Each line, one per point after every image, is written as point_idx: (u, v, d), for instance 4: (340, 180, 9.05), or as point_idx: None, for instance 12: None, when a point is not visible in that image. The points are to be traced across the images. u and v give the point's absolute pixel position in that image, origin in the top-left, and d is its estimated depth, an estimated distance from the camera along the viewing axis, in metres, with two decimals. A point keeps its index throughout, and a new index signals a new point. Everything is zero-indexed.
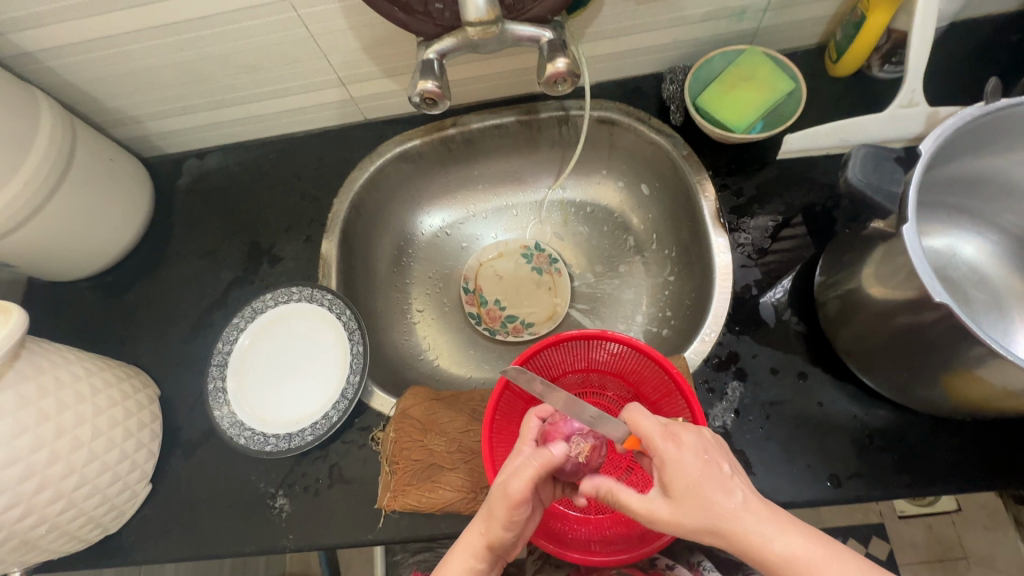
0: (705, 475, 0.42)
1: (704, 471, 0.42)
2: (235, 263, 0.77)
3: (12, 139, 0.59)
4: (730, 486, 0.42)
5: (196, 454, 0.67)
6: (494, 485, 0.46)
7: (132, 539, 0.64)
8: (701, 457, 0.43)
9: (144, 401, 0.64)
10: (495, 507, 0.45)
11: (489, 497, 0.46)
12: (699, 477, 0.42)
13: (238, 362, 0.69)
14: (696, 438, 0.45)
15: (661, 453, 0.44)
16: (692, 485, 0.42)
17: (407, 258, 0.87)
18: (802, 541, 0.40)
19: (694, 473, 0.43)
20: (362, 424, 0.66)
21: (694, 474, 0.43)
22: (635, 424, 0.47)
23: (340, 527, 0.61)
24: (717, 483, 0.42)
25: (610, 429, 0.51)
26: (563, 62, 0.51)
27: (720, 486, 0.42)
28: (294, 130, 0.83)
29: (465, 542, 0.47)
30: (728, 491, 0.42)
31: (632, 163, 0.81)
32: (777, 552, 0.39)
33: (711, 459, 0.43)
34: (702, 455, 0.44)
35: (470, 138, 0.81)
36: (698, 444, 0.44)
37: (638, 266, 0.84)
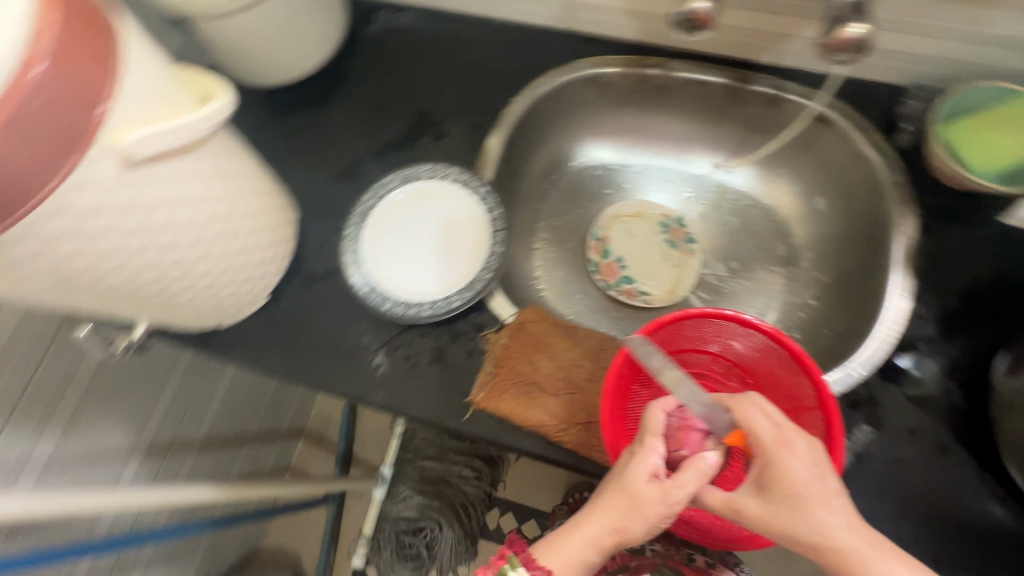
0: (812, 490, 0.43)
1: (809, 485, 0.43)
2: (399, 124, 0.76)
3: None
4: (830, 505, 0.42)
5: (315, 287, 0.69)
6: (643, 490, 0.46)
7: (239, 339, 0.67)
8: (813, 471, 0.43)
9: (289, 219, 0.66)
10: (648, 508, 0.46)
11: (634, 500, 0.47)
12: (807, 492, 0.43)
13: (379, 218, 0.70)
14: (808, 448, 0.44)
15: (773, 458, 0.44)
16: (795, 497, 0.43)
17: (550, 183, 0.85)
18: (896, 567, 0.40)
19: (800, 485, 0.43)
20: (474, 319, 0.66)
21: (800, 485, 0.43)
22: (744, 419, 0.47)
23: (428, 403, 0.62)
24: (820, 498, 0.42)
25: (717, 420, 0.49)
26: (859, 30, 0.46)
27: (824, 502, 0.42)
28: (495, 15, 0.80)
29: (590, 529, 0.49)
30: (833, 515, 0.42)
31: (819, 173, 0.76)
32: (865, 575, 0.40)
33: (822, 475, 0.44)
34: (816, 469, 0.44)
35: (667, 86, 0.76)
36: (812, 456, 0.44)
37: (778, 278, 0.79)
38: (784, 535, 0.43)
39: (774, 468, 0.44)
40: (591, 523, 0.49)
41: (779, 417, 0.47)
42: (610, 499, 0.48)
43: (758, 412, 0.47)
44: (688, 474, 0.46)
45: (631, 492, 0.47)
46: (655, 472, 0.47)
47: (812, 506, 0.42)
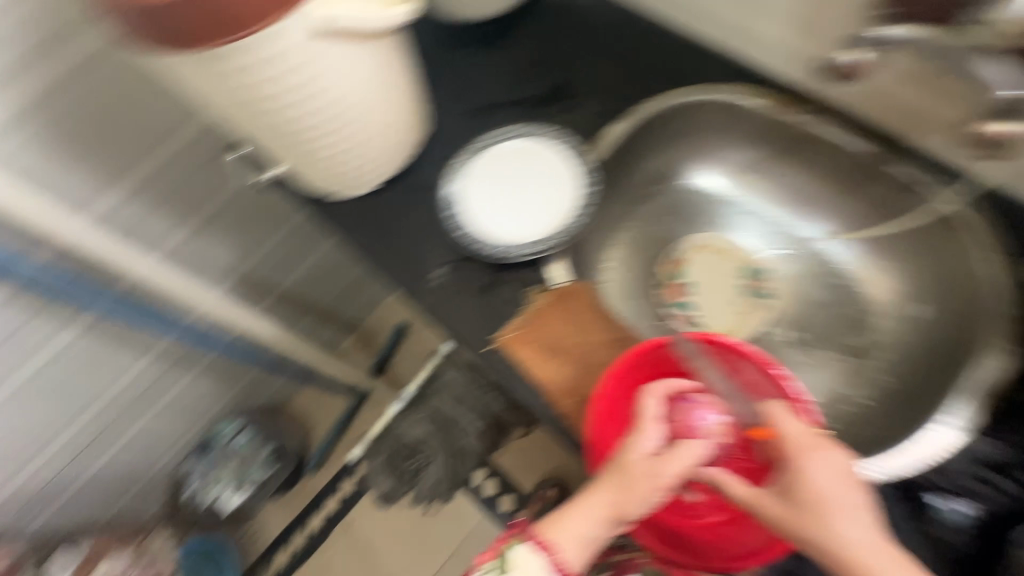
0: (827, 494, 0.48)
1: (824, 486, 0.49)
2: (537, 84, 0.82)
3: None
4: (841, 507, 0.48)
5: (412, 194, 0.78)
6: (636, 462, 0.55)
7: (341, 213, 0.79)
8: (832, 478, 0.49)
9: (414, 131, 0.76)
10: (637, 480, 0.54)
11: (634, 483, 0.54)
12: (813, 488, 0.49)
13: (486, 157, 0.77)
14: (825, 458, 0.50)
15: (800, 461, 0.50)
16: (811, 499, 0.48)
17: (656, 187, 0.85)
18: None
19: (814, 481, 0.49)
20: (528, 273, 0.71)
21: (813, 481, 0.49)
22: (776, 423, 0.52)
23: (458, 324, 0.69)
24: (832, 497, 0.48)
25: (740, 409, 0.57)
26: None
27: (835, 504, 0.48)
28: (666, 13, 0.81)
29: (594, 502, 0.55)
30: (842, 472, 0.49)
31: (930, 279, 0.71)
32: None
33: (841, 479, 0.49)
34: (827, 471, 0.49)
35: (807, 141, 0.75)
36: (838, 464, 0.49)
37: (841, 364, 0.76)
38: (801, 470, 0.50)
39: (797, 468, 0.50)
40: (600, 487, 0.55)
41: (811, 427, 0.52)
42: (614, 476, 0.55)
43: (788, 417, 0.52)
44: (681, 456, 0.54)
45: (628, 463, 0.55)
46: (650, 448, 0.55)
47: (827, 505, 0.48)
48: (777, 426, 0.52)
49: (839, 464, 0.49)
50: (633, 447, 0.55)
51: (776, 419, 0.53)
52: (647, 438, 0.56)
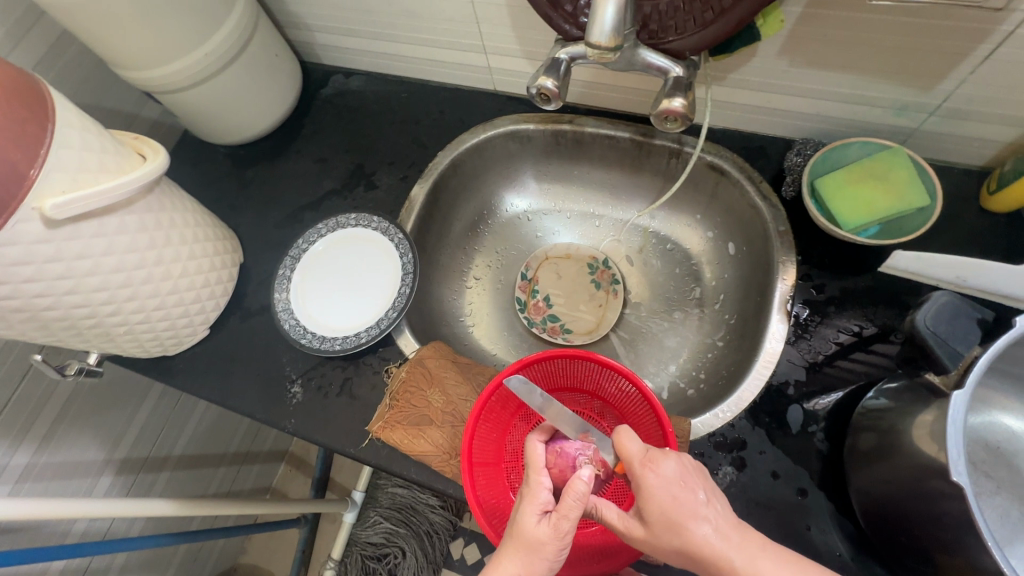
0: (681, 506, 0.45)
1: (676, 499, 0.45)
2: (338, 177, 0.86)
3: (208, 16, 0.70)
4: (699, 510, 0.44)
5: (250, 321, 0.77)
6: (534, 529, 0.47)
7: (181, 366, 0.76)
8: (678, 487, 0.46)
9: (227, 263, 0.75)
10: (545, 548, 0.46)
11: (531, 542, 0.46)
12: (666, 505, 0.45)
13: (308, 261, 0.78)
14: (665, 470, 0.47)
15: (642, 480, 0.47)
16: (666, 516, 0.45)
17: (484, 227, 0.91)
18: (773, 566, 0.42)
19: (663, 497, 0.46)
20: (383, 353, 0.72)
21: (663, 500, 0.46)
22: (619, 447, 0.50)
23: (332, 431, 0.68)
24: (685, 507, 0.45)
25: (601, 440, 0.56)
26: (680, 102, 0.51)
27: (689, 514, 0.44)
28: (431, 79, 0.89)
29: None
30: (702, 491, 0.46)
31: (727, 219, 0.78)
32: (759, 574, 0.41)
33: (688, 486, 0.46)
34: (681, 482, 0.46)
35: (581, 139, 0.82)
36: (679, 470, 0.47)
37: (693, 319, 0.82)
38: (668, 500, 0.45)
39: (646, 488, 0.47)
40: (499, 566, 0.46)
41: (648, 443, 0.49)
42: (515, 552, 0.46)
43: (629, 438, 0.50)
44: (571, 500, 0.46)
45: (527, 533, 0.47)
46: (540, 510, 0.47)
47: (683, 518, 0.44)
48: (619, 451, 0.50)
49: (682, 470, 0.47)
50: (528, 510, 0.48)
51: (619, 443, 0.50)
52: (533, 500, 0.48)
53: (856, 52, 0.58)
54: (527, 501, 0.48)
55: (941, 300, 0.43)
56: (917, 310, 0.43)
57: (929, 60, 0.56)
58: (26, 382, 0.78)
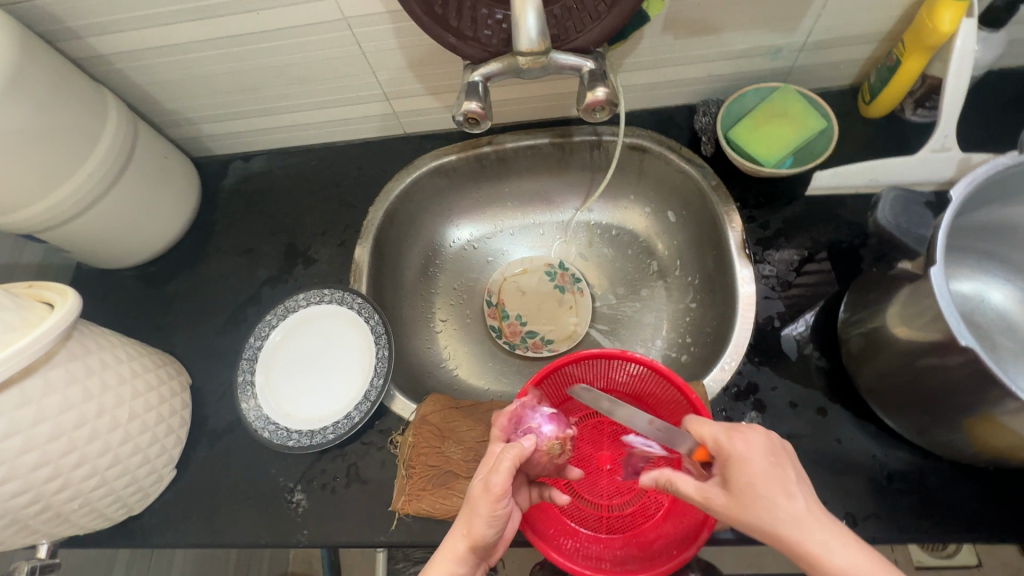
0: (774, 481, 0.41)
1: (767, 472, 0.41)
2: (271, 262, 0.80)
3: (83, 134, 0.64)
4: (792, 488, 0.41)
5: (221, 442, 0.69)
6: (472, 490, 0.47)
7: (154, 521, 0.66)
8: (767, 462, 0.42)
9: (176, 389, 0.67)
10: (476, 505, 0.45)
11: (470, 501, 0.46)
12: (757, 479, 0.41)
13: (267, 357, 0.72)
14: (753, 442, 0.43)
15: (728, 455, 0.43)
16: (754, 492, 0.41)
17: (434, 268, 0.89)
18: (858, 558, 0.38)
19: (753, 468, 0.42)
20: (381, 426, 0.67)
21: (755, 473, 0.41)
22: (694, 428, 0.46)
23: (354, 526, 0.62)
24: (775, 487, 0.40)
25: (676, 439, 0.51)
26: (602, 91, 0.54)
27: (780, 492, 0.40)
28: (337, 139, 0.87)
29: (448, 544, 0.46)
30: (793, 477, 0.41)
31: (660, 190, 0.83)
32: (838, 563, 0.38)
33: (782, 465, 0.42)
34: (769, 459, 0.42)
35: (504, 156, 0.83)
36: (767, 445, 0.43)
37: (661, 290, 0.85)
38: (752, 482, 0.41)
39: (734, 463, 0.42)
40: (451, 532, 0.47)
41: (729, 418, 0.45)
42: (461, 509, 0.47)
43: (704, 420, 0.46)
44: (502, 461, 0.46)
45: (468, 497, 0.47)
46: (482, 468, 0.48)
47: (772, 495, 0.40)
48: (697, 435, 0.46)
49: (774, 446, 0.43)
50: (478, 472, 0.49)
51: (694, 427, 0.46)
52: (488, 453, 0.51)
53: (728, 13, 0.64)
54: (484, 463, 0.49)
55: (890, 197, 0.47)
56: (874, 210, 0.47)
57: (787, 6, 0.63)
58: None
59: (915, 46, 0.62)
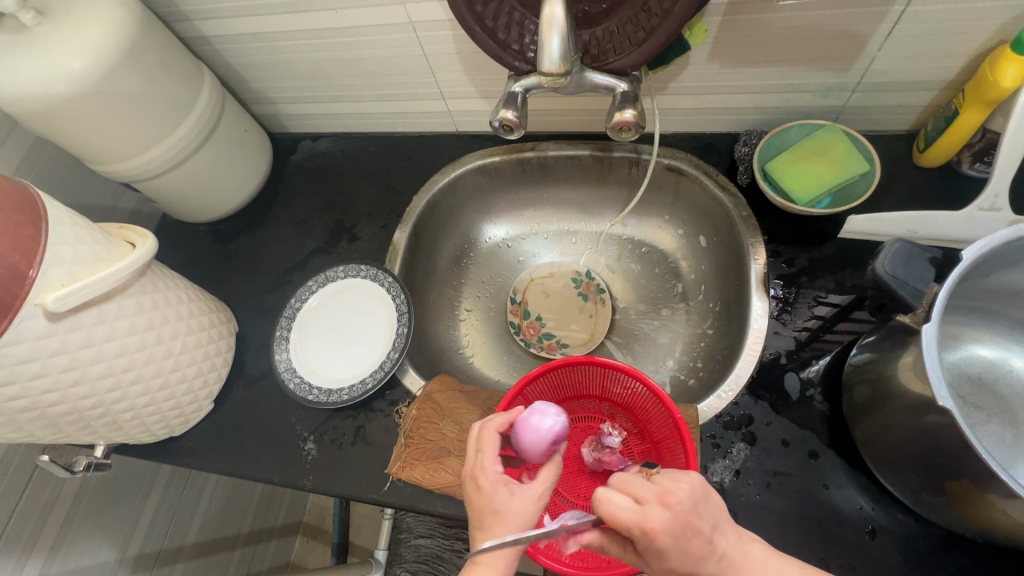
0: (693, 555, 0.40)
1: (682, 544, 0.40)
2: (321, 234, 0.89)
3: (180, 103, 0.74)
4: (708, 555, 0.40)
5: (254, 386, 0.78)
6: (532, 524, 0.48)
7: (190, 444, 0.75)
8: (682, 536, 0.40)
9: (223, 333, 0.77)
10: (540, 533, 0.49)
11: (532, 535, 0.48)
12: (679, 561, 0.40)
13: (304, 318, 0.80)
14: (671, 517, 0.39)
15: (648, 543, 0.40)
16: (681, 570, 0.40)
17: (467, 260, 0.95)
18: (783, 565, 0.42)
19: (672, 552, 0.40)
20: (391, 396, 0.74)
21: (673, 557, 0.40)
22: (607, 517, 0.41)
23: (354, 480, 0.68)
24: (696, 556, 0.40)
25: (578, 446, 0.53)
26: (631, 112, 0.56)
27: (699, 562, 0.40)
28: (396, 130, 0.94)
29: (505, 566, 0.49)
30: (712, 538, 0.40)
31: (693, 214, 0.83)
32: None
33: (698, 523, 0.40)
34: (683, 531, 0.40)
35: (545, 163, 0.87)
36: (682, 513, 0.40)
37: (681, 313, 0.85)
38: (681, 567, 0.40)
39: (660, 550, 0.40)
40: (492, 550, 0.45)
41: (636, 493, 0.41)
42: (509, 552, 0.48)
43: (617, 502, 0.41)
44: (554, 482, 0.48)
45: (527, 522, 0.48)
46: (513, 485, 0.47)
47: (698, 566, 0.40)
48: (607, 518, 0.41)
49: (682, 504, 0.40)
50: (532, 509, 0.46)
51: (604, 511, 0.41)
52: (501, 483, 0.47)
53: (777, 48, 0.64)
54: (506, 490, 0.47)
55: (894, 248, 0.47)
56: (875, 259, 0.47)
57: (839, 45, 0.63)
58: (31, 487, 0.76)
59: (973, 97, 0.60)
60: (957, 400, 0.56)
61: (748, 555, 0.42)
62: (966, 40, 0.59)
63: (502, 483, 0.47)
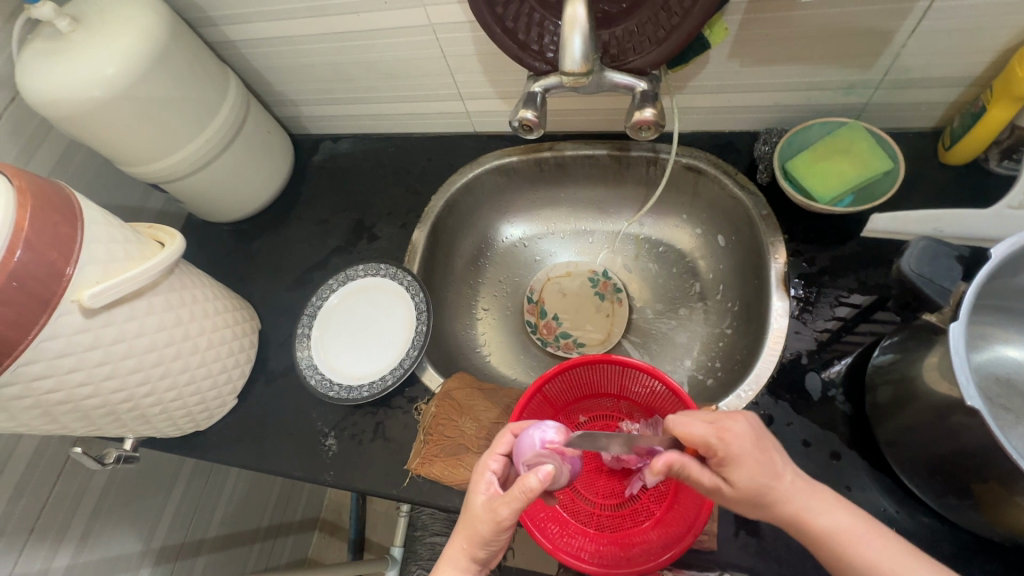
0: (766, 469, 0.45)
1: (756, 456, 0.45)
2: (341, 234, 0.90)
3: (207, 106, 0.76)
4: (779, 470, 0.46)
5: (276, 382, 0.80)
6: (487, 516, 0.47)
7: (214, 439, 0.77)
8: (756, 446, 0.45)
9: (246, 330, 0.79)
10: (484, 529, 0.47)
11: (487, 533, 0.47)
12: (757, 473, 0.45)
13: (325, 316, 0.81)
14: (744, 427, 0.46)
15: (726, 454, 0.45)
16: (759, 482, 0.45)
17: (484, 259, 0.95)
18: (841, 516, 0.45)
19: (748, 458, 0.45)
20: (410, 393, 0.75)
21: (750, 464, 0.45)
22: (683, 437, 0.46)
23: (373, 475, 0.69)
24: (769, 470, 0.45)
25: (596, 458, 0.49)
26: (650, 111, 0.56)
27: (773, 476, 0.45)
28: (414, 131, 0.95)
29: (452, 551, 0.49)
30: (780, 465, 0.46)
31: (711, 213, 0.83)
32: (835, 526, 0.44)
33: (766, 443, 0.47)
34: (755, 443, 0.45)
35: (563, 163, 0.87)
36: (752, 429, 0.47)
37: (699, 313, 0.85)
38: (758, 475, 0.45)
39: (737, 458, 0.45)
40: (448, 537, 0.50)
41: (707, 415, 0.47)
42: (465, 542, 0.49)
43: (690, 423, 0.46)
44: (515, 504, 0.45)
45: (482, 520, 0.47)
46: (491, 491, 0.49)
47: (774, 482, 0.45)
48: (686, 439, 0.46)
49: (752, 422, 0.47)
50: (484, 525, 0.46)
51: (681, 432, 0.46)
52: (484, 482, 0.49)
53: (799, 45, 0.64)
54: (483, 492, 0.49)
55: (919, 246, 0.47)
56: (899, 257, 0.47)
57: (863, 42, 0.62)
58: (62, 478, 0.79)
59: (1001, 93, 0.58)
60: (986, 402, 0.55)
61: (813, 493, 0.46)
62: (993, 35, 0.58)
63: (483, 476, 0.50)
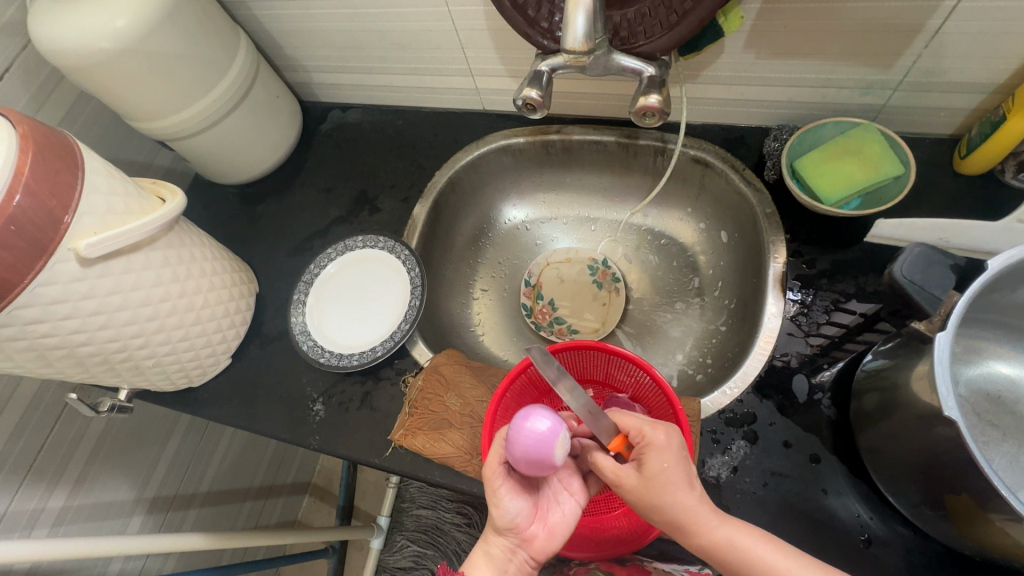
0: (678, 466, 0.47)
1: (678, 460, 0.48)
2: (344, 203, 0.90)
3: (216, 66, 0.76)
4: (691, 480, 0.47)
5: (270, 345, 0.81)
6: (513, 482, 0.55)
7: (206, 396, 0.79)
8: (679, 453, 0.48)
9: (243, 292, 0.79)
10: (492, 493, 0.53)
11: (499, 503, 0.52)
12: (668, 466, 0.47)
13: (322, 283, 0.82)
14: (667, 438, 0.49)
15: (648, 442, 0.49)
16: (665, 474, 0.47)
17: (485, 239, 0.95)
18: (743, 536, 0.46)
19: (667, 453, 0.48)
20: (399, 366, 0.75)
21: (667, 458, 0.47)
22: (621, 423, 0.52)
23: (357, 443, 0.70)
24: (682, 472, 0.47)
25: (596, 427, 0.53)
26: (655, 97, 0.55)
27: (684, 479, 0.47)
28: (423, 105, 0.95)
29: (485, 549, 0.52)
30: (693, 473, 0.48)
31: (716, 208, 0.82)
32: (717, 539, 0.46)
33: (686, 461, 0.48)
34: (680, 450, 0.48)
35: (569, 147, 0.86)
36: (679, 443, 0.49)
37: (695, 308, 0.84)
38: (668, 472, 0.47)
39: (655, 447, 0.48)
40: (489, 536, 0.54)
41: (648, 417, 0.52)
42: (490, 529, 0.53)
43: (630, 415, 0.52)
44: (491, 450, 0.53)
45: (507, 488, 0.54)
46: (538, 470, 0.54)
47: (678, 479, 0.47)
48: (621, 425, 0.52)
49: (680, 436, 0.49)
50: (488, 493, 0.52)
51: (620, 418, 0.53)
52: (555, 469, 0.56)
53: (816, 39, 0.62)
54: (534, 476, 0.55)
55: (915, 253, 0.46)
56: (893, 261, 0.46)
57: (884, 40, 0.60)
58: (60, 423, 0.81)
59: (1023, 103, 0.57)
60: (973, 417, 0.54)
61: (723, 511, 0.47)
62: (1020, 41, 0.56)
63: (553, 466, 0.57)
